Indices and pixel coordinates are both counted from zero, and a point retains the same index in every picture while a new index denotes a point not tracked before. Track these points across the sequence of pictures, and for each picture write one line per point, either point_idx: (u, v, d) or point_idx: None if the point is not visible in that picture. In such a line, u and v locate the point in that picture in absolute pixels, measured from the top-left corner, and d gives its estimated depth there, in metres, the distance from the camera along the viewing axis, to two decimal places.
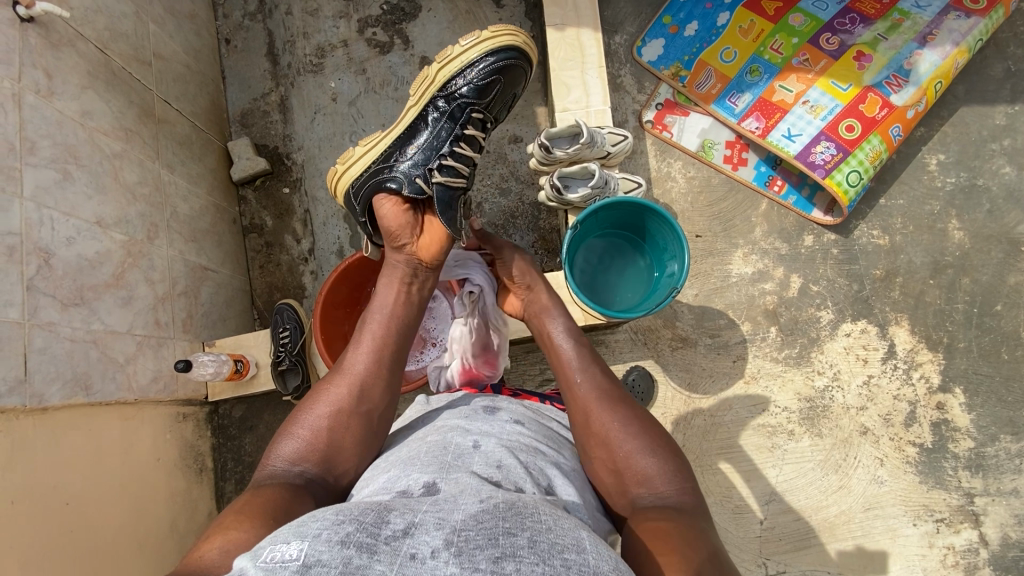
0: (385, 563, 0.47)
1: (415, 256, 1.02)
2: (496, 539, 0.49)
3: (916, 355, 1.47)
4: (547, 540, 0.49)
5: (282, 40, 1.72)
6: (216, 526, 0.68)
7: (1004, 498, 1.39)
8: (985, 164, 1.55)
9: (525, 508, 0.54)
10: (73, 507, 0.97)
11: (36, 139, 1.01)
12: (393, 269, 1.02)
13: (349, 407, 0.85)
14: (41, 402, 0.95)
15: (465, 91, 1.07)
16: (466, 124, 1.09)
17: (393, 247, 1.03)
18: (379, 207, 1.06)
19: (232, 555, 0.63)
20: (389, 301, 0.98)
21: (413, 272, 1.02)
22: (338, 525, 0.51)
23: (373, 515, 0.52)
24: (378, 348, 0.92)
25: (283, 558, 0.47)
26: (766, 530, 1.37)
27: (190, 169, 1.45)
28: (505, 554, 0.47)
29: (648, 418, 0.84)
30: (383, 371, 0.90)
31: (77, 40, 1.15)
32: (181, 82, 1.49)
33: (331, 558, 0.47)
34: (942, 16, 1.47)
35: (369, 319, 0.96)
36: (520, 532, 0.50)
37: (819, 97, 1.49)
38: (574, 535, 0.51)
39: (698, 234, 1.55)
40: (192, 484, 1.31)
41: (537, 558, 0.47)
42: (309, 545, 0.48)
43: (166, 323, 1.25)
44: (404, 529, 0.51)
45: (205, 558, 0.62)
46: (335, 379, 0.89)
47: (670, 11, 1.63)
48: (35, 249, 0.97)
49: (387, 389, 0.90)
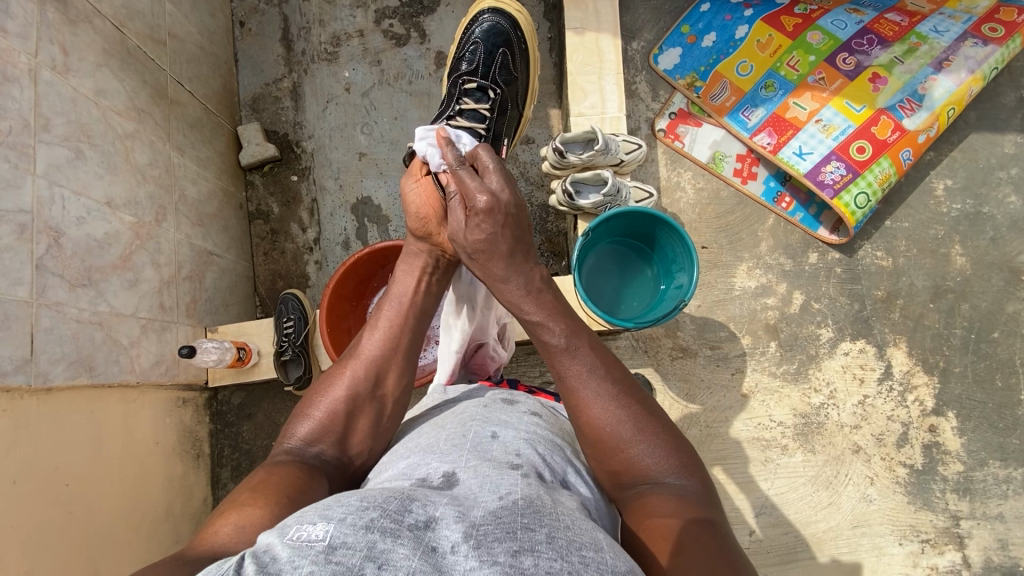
0: (407, 549, 0.47)
1: (441, 250, 1.00)
2: (515, 533, 0.50)
3: (912, 377, 1.48)
4: (565, 537, 0.50)
5: (297, 27, 1.70)
6: (230, 502, 0.68)
7: (989, 522, 1.41)
8: (991, 192, 1.56)
9: (544, 506, 0.55)
10: (73, 488, 0.98)
11: (50, 116, 1.00)
12: (414, 258, 0.99)
13: (365, 391, 0.85)
14: (46, 381, 0.95)
15: (464, 67, 1.26)
16: (464, 93, 1.24)
17: (420, 237, 1.00)
18: (407, 189, 1.01)
19: (248, 531, 0.64)
20: (409, 290, 0.96)
21: (435, 264, 0.99)
22: (362, 510, 0.51)
23: (396, 502, 0.53)
24: (395, 335, 0.91)
25: (308, 537, 0.48)
26: (755, 542, 1.39)
27: (199, 152, 1.44)
28: (524, 548, 0.48)
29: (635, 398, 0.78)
30: (397, 357, 0.90)
31: (94, 16, 1.14)
32: (194, 63, 1.48)
33: (355, 541, 0.47)
34: (959, 43, 1.48)
35: (386, 307, 0.95)
36: (539, 527, 0.51)
37: (832, 116, 1.50)
38: (592, 536, 0.52)
39: (705, 245, 1.55)
40: (189, 468, 1.31)
41: (556, 555, 0.48)
42: (334, 526, 0.49)
43: (170, 306, 1.24)
44: (426, 519, 0.51)
45: (220, 534, 0.63)
46: (351, 363, 0.88)
47: (689, 21, 1.63)
48: (45, 228, 0.96)
49: (400, 376, 0.90)
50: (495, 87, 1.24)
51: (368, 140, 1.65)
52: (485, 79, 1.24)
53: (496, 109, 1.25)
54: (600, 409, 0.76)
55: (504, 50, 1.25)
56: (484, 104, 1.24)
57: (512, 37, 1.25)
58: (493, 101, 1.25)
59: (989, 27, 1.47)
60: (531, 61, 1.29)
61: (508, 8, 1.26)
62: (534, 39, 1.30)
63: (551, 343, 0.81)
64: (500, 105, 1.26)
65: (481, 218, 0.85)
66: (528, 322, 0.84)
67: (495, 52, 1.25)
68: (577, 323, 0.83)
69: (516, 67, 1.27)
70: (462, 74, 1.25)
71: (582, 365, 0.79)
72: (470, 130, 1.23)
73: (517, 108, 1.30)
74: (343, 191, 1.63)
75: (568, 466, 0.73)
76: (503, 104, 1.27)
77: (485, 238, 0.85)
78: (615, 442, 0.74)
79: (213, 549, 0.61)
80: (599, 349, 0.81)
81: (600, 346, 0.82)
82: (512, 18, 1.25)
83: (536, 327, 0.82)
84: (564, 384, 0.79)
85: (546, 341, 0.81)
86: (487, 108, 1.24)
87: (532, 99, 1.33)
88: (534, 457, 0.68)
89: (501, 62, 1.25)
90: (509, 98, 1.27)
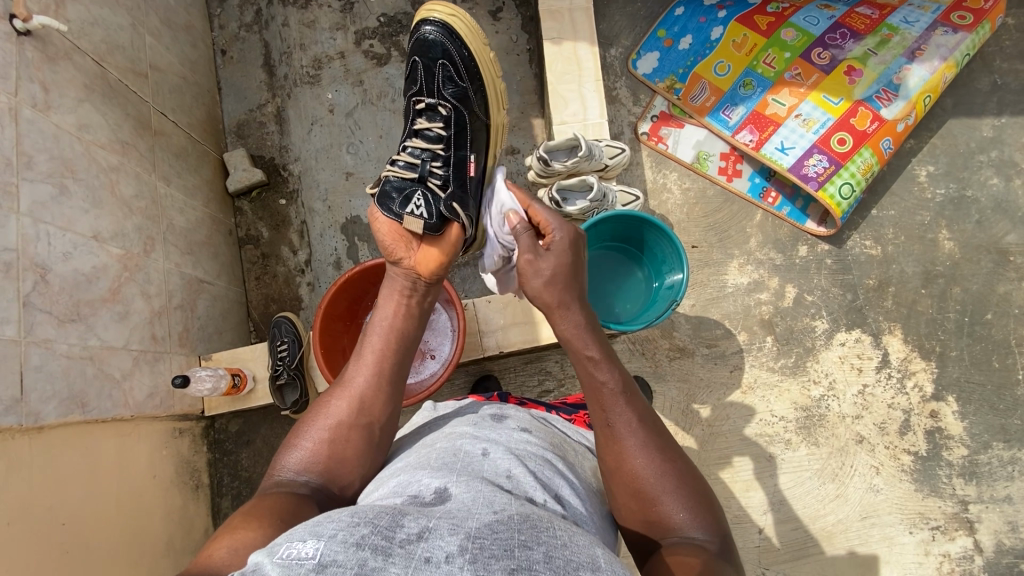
0: (400, 566, 0.47)
1: (415, 273, 1.00)
2: (511, 550, 0.49)
3: (909, 363, 1.48)
4: (562, 556, 0.50)
5: (278, 52, 1.72)
6: (224, 527, 0.68)
7: (997, 505, 1.40)
8: (973, 175, 1.58)
9: (540, 522, 0.54)
10: (69, 528, 0.96)
11: (33, 154, 1.00)
12: (393, 281, 1.00)
13: (349, 419, 0.83)
14: (37, 420, 0.94)
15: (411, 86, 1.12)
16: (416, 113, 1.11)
17: (391, 265, 1.02)
18: (375, 219, 1.06)
19: (242, 552, 0.63)
20: (389, 312, 0.96)
21: (412, 285, 0.99)
22: (354, 527, 0.51)
23: (387, 518, 0.52)
24: (379, 360, 0.91)
25: (299, 555, 0.47)
26: (764, 540, 1.38)
27: (185, 180, 1.44)
28: (521, 566, 0.47)
29: (681, 462, 0.78)
30: (383, 383, 0.89)
31: (74, 52, 1.14)
32: (177, 93, 1.48)
33: (347, 559, 0.47)
34: (930, 32, 1.50)
35: (369, 332, 0.95)
36: (536, 545, 0.50)
37: (811, 110, 1.52)
38: (589, 554, 0.51)
39: (694, 244, 1.56)
40: (188, 501, 1.30)
41: (552, 574, 0.47)
42: (325, 543, 0.48)
43: (162, 337, 1.24)
44: (418, 534, 0.51)
45: (215, 557, 0.61)
46: (336, 392, 0.88)
47: (665, 25, 1.66)
48: (31, 265, 0.96)
49: (387, 401, 0.88)
50: (445, 102, 1.08)
51: (354, 160, 1.66)
52: (432, 96, 1.09)
53: (451, 125, 1.08)
54: (644, 458, 0.76)
55: (445, 63, 1.08)
56: (437, 122, 1.08)
57: (449, 47, 1.08)
58: (447, 117, 1.08)
59: (958, 14, 1.50)
60: (482, 66, 1.11)
61: (443, 11, 1.09)
62: (479, 36, 1.11)
63: (604, 384, 0.81)
64: (457, 119, 1.09)
65: (555, 256, 0.89)
66: (585, 360, 0.84)
67: (435, 65, 1.08)
68: (628, 374, 0.84)
69: (464, 76, 1.09)
70: (411, 95, 1.11)
71: (630, 413, 0.80)
72: (425, 153, 1.08)
73: (479, 119, 1.12)
74: (332, 212, 1.63)
75: (559, 478, 0.71)
76: (461, 119, 1.10)
77: (552, 270, 0.88)
78: (654, 490, 0.74)
79: (209, 570, 0.60)
80: (643, 402, 0.82)
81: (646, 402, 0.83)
82: (449, 27, 1.08)
83: (594, 363, 0.83)
84: (609, 430, 0.79)
85: (599, 381, 0.82)
86: (442, 126, 1.08)
87: (500, 103, 1.17)
88: (525, 473, 0.68)
89: (444, 75, 1.08)
90: (467, 110, 1.10)
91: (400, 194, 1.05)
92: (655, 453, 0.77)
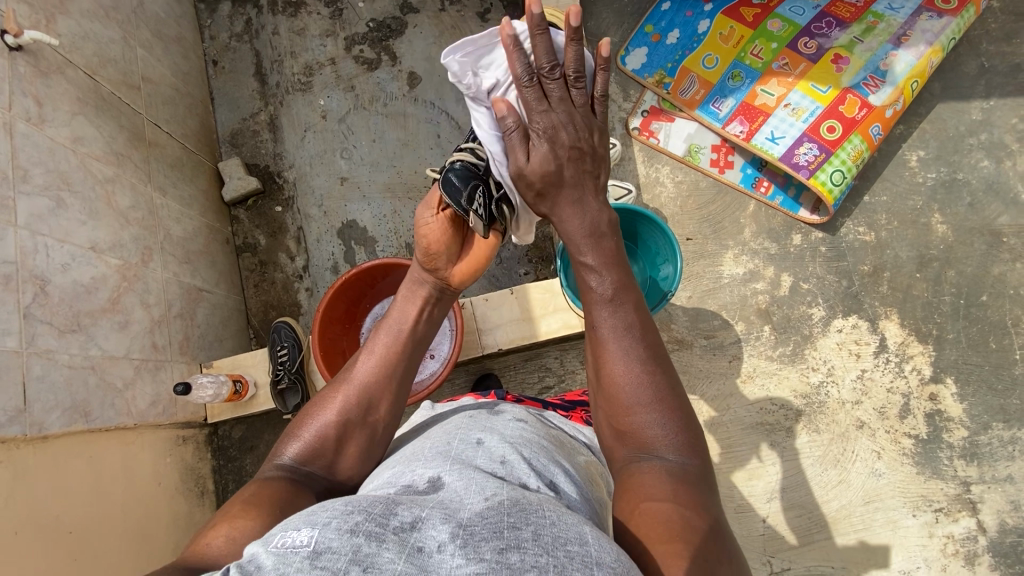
0: (393, 551, 0.47)
1: (447, 282, 0.97)
2: (501, 532, 0.50)
3: (907, 348, 1.49)
4: (551, 533, 0.50)
5: (269, 61, 1.73)
6: (222, 515, 0.69)
7: (999, 485, 1.41)
8: (963, 158, 1.59)
9: (529, 504, 0.55)
10: (77, 535, 0.97)
11: (28, 167, 1.01)
12: (417, 287, 0.97)
13: (355, 417, 0.84)
14: (41, 430, 0.94)
15: None
16: None
17: (425, 270, 0.97)
18: (422, 220, 0.96)
19: (239, 541, 0.64)
20: (409, 317, 0.94)
21: (439, 295, 0.97)
22: (347, 514, 0.51)
23: (381, 506, 0.53)
24: (390, 364, 0.90)
25: (293, 543, 0.48)
26: (769, 528, 1.38)
27: (181, 191, 1.45)
28: (510, 546, 0.48)
29: (666, 383, 0.77)
30: (392, 384, 0.89)
31: (66, 66, 1.15)
32: (169, 104, 1.49)
33: (340, 546, 0.47)
34: (915, 17, 1.52)
35: (382, 330, 0.93)
36: (525, 525, 0.51)
37: (800, 99, 1.53)
38: (578, 530, 0.52)
39: (689, 237, 1.57)
40: (194, 507, 1.30)
41: (541, 553, 0.48)
42: (319, 531, 0.49)
43: (162, 345, 1.24)
44: (411, 521, 0.51)
45: (211, 546, 0.62)
46: (343, 386, 0.88)
47: (652, 20, 1.67)
48: (31, 277, 0.97)
49: (394, 403, 0.88)
50: None
51: (348, 164, 1.67)
52: None
53: None
54: (623, 367, 0.77)
55: None
56: None
57: None
58: None
59: None
60: None
61: None
62: None
63: (594, 289, 0.82)
64: None
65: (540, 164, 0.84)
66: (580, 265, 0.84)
67: None
68: (626, 277, 0.83)
69: None
70: None
71: (618, 320, 0.80)
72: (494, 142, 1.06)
73: None
74: (328, 217, 1.64)
75: (553, 464, 0.72)
76: None
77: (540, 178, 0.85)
78: (630, 404, 0.76)
79: (205, 559, 0.60)
80: (639, 310, 0.82)
81: (642, 308, 0.82)
82: None
83: (586, 269, 0.83)
84: (597, 334, 0.81)
85: (588, 285, 0.82)
86: None
87: None
88: (519, 461, 0.69)
89: None
90: None
91: (467, 186, 0.92)
92: (638, 367, 0.77)
